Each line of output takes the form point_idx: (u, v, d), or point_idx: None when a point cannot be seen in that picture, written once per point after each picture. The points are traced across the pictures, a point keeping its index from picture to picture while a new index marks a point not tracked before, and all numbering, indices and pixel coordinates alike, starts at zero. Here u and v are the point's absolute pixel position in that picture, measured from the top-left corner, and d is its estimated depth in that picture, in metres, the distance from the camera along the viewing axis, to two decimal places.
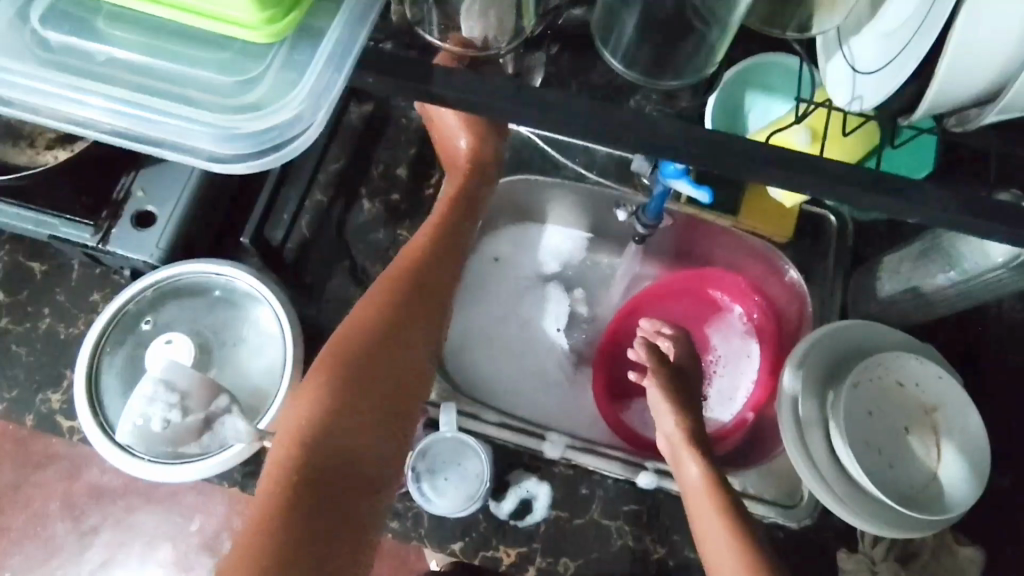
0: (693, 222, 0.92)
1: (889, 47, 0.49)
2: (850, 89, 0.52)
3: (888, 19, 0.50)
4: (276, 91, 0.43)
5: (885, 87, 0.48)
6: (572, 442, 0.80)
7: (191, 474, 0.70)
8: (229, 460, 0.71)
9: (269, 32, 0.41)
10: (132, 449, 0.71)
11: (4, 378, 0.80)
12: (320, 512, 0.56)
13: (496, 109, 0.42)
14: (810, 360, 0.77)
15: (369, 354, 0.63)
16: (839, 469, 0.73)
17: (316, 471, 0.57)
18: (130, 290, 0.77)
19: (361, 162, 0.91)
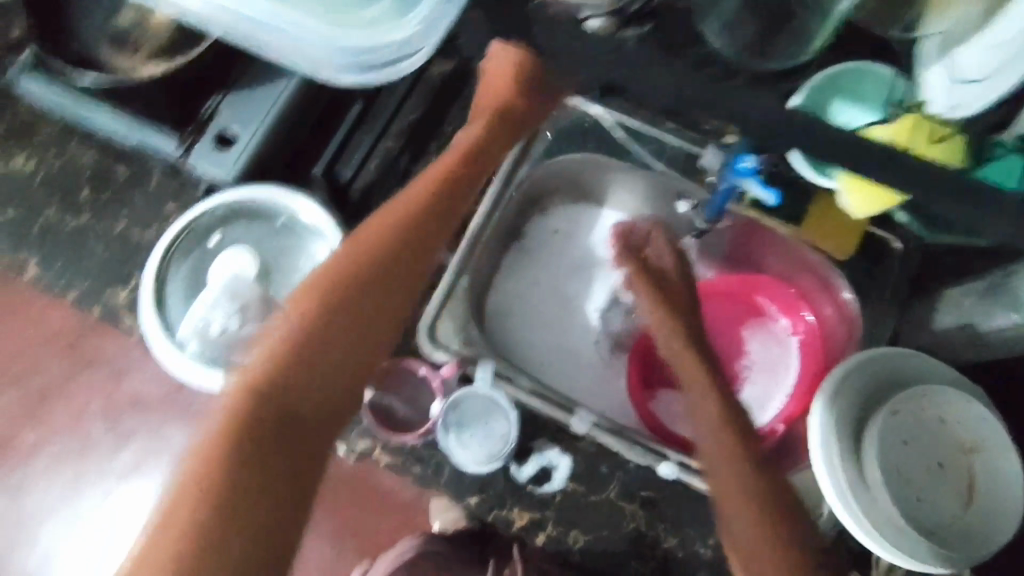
0: (753, 226, 0.91)
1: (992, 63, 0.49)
2: (949, 95, 0.53)
3: (994, 33, 0.48)
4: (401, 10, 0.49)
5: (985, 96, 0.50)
6: (599, 421, 0.80)
7: None
8: None
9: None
10: (187, 350, 0.76)
11: (79, 270, 0.86)
12: (288, 428, 0.63)
13: (592, 66, 0.42)
14: (846, 382, 0.76)
15: (353, 298, 0.68)
16: (867, 494, 0.71)
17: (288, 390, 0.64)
18: (205, 205, 0.81)
19: (436, 116, 0.92)
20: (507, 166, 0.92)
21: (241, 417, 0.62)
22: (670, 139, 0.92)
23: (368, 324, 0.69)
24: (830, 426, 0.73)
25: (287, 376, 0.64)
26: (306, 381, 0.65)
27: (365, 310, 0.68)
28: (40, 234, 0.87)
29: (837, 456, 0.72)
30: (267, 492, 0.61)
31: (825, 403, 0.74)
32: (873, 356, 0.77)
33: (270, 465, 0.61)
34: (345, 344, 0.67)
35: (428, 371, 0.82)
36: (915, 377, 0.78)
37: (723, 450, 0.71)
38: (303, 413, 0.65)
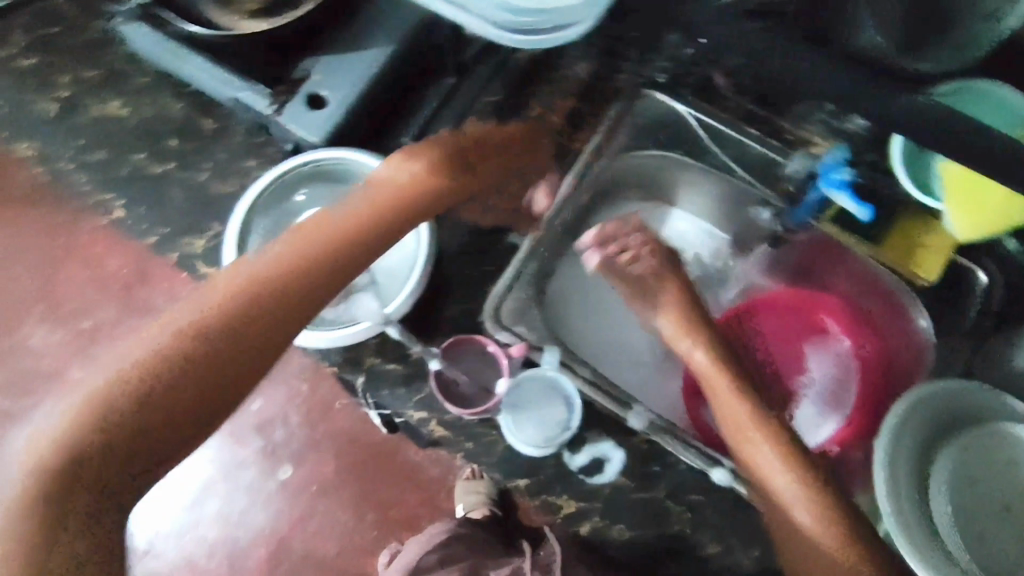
0: (831, 242, 0.88)
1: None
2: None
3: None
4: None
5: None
6: (655, 419, 0.79)
7: (310, 340, 0.77)
8: (347, 337, 0.77)
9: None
10: None
11: (160, 215, 0.88)
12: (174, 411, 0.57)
13: None
14: (914, 415, 0.73)
15: (287, 290, 0.64)
16: (926, 534, 0.69)
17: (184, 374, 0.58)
18: (291, 162, 0.81)
19: (519, 98, 0.91)
20: (587, 153, 0.90)
21: (127, 386, 0.56)
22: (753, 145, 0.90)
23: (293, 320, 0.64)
24: (892, 462, 0.70)
25: (190, 359, 0.59)
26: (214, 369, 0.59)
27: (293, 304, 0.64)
28: (127, 177, 0.90)
29: (897, 495, 0.69)
30: (134, 460, 0.55)
31: (888, 436, 0.71)
32: (933, 394, 0.73)
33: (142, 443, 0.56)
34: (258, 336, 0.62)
35: (494, 349, 0.82)
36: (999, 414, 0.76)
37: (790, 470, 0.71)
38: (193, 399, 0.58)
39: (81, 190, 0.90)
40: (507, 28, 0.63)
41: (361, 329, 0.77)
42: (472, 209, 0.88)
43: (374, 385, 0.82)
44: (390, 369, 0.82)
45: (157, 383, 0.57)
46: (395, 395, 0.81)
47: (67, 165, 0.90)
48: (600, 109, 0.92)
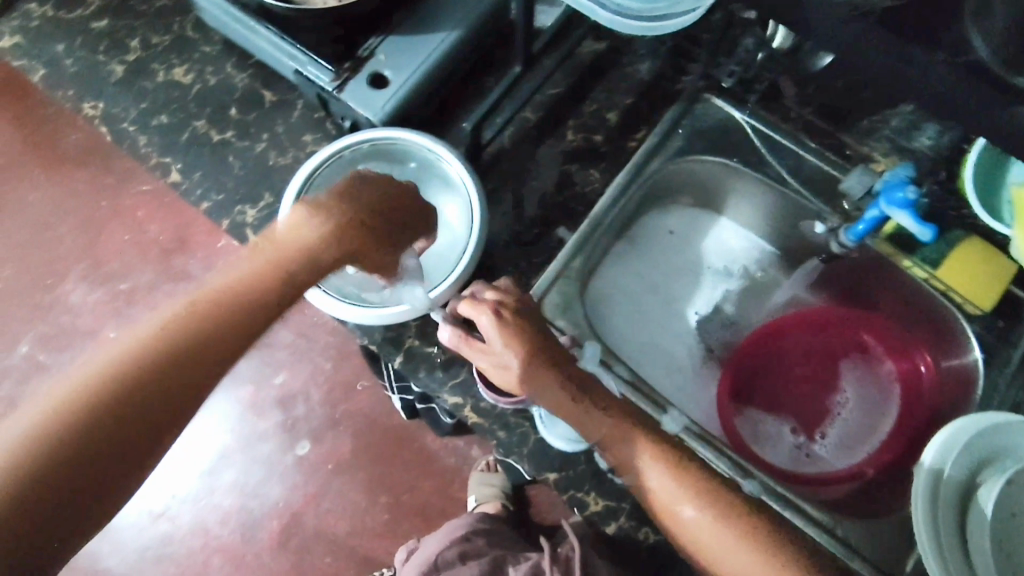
0: (881, 264, 0.88)
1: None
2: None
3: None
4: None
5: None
6: (689, 425, 0.81)
7: (349, 314, 0.78)
8: (384, 316, 0.78)
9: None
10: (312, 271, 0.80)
11: (215, 182, 0.89)
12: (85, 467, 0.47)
13: None
14: (969, 447, 0.72)
15: (247, 307, 0.56)
16: (963, 564, 0.69)
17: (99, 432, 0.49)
18: (351, 138, 0.82)
19: (576, 95, 0.92)
20: (643, 153, 0.90)
21: (67, 411, 0.48)
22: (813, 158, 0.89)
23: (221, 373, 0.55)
24: (939, 487, 0.71)
25: (120, 398, 0.50)
26: (149, 412, 0.51)
27: (225, 344, 0.54)
28: (186, 142, 0.91)
29: (939, 523, 0.70)
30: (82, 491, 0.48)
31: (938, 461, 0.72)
32: (989, 428, 0.73)
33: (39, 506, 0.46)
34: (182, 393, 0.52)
35: None
36: None
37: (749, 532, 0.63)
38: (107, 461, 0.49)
39: (140, 150, 0.91)
40: (614, 11, 0.66)
41: (408, 308, 0.78)
42: (522, 200, 0.88)
43: (412, 366, 0.82)
44: (429, 352, 0.82)
45: (129, 400, 0.51)
46: (433, 378, 0.82)
47: (127, 125, 0.92)
48: (658, 111, 0.92)
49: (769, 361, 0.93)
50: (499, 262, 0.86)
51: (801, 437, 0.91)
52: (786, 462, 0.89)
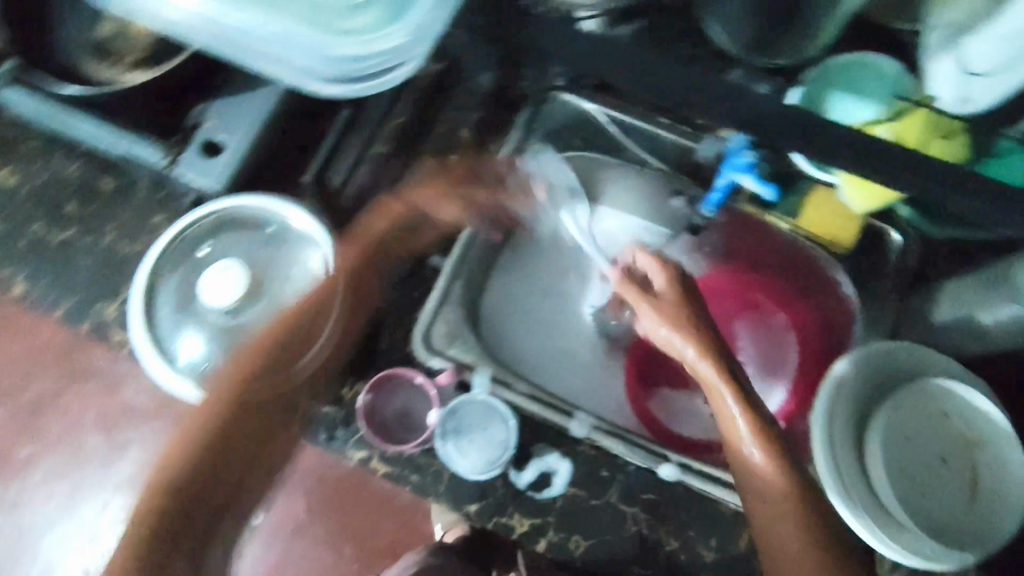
0: (751, 222, 0.91)
1: (1013, 51, 0.57)
2: (958, 89, 0.64)
3: (1001, 24, 0.57)
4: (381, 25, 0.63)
5: (988, 89, 0.61)
6: (598, 424, 0.80)
7: (201, 399, 0.73)
8: (239, 399, 0.73)
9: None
10: (168, 357, 0.74)
11: (65, 285, 0.84)
12: (234, 453, 0.72)
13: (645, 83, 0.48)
14: (854, 376, 0.74)
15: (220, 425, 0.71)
16: (868, 495, 0.71)
17: (225, 429, 0.71)
18: (193, 214, 0.77)
19: (424, 119, 0.92)
20: (504, 160, 0.92)
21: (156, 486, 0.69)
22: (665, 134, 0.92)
23: (275, 378, 0.74)
24: (832, 423, 0.72)
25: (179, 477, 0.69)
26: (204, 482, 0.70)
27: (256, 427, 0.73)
28: (27, 250, 0.85)
29: (838, 459, 0.71)
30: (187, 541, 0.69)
31: (829, 398, 0.73)
32: (871, 356, 0.75)
33: (215, 471, 0.71)
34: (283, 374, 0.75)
35: (426, 380, 0.82)
36: (922, 369, 0.76)
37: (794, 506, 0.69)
38: (236, 431, 0.72)
39: None
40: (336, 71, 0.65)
41: (283, 380, 0.74)
42: None
43: (311, 432, 0.79)
44: (327, 414, 0.79)
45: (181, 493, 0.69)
46: (334, 439, 0.79)
47: None
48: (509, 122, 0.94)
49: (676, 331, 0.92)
50: (381, 306, 0.84)
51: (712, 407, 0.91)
52: (700, 434, 0.89)
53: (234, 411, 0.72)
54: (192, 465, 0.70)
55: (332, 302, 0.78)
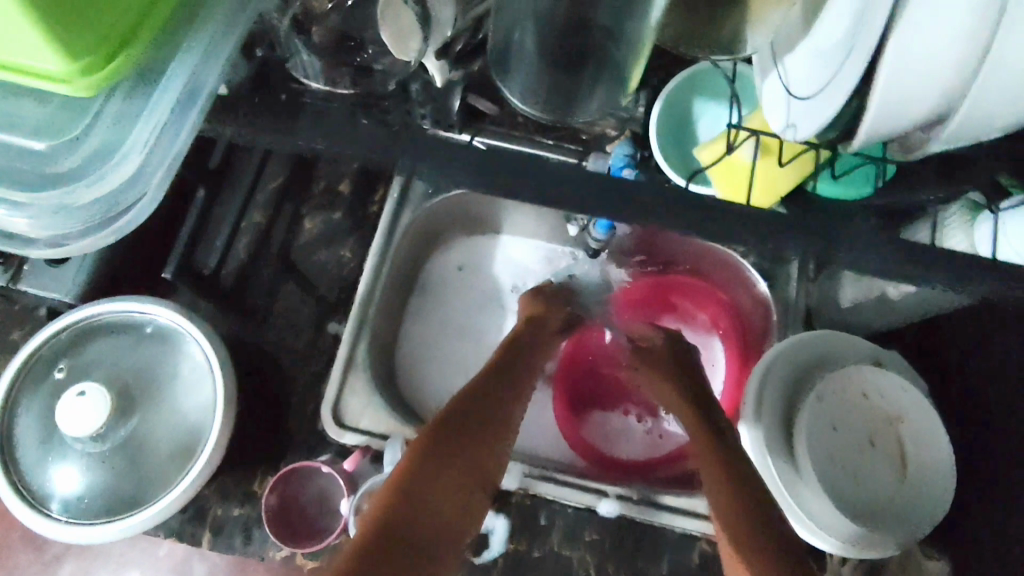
0: (652, 233, 0.87)
1: (828, 66, 0.47)
2: (787, 113, 0.51)
3: (822, 36, 0.48)
4: (96, 162, 0.41)
5: (818, 115, 0.47)
6: (529, 470, 0.76)
7: (88, 536, 0.65)
8: (132, 525, 0.65)
9: (88, 84, 0.36)
10: (41, 501, 0.67)
11: None
12: (464, 481, 0.52)
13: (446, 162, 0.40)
14: (776, 372, 0.71)
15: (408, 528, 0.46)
16: (809, 493, 0.65)
17: (461, 453, 0.54)
18: (44, 332, 0.69)
19: (299, 179, 0.85)
20: (388, 213, 0.83)
21: None
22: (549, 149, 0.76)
23: (500, 420, 0.59)
24: (759, 425, 0.69)
25: None
26: None
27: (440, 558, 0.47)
28: None
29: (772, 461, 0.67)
30: None
31: (753, 400, 0.70)
32: (785, 348, 0.72)
33: (417, 513, 0.48)
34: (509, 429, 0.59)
35: (330, 468, 0.73)
36: (840, 353, 0.72)
37: None
38: (458, 458, 0.53)
39: None
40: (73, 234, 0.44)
41: (167, 503, 0.65)
42: (284, 311, 0.81)
43: (224, 538, 0.73)
44: (237, 515, 0.73)
45: None
46: (251, 541, 0.73)
47: None
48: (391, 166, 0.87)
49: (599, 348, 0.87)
50: (283, 386, 0.79)
51: (648, 422, 0.87)
52: (639, 453, 0.85)
53: (453, 429, 0.55)
54: (423, 510, 0.48)
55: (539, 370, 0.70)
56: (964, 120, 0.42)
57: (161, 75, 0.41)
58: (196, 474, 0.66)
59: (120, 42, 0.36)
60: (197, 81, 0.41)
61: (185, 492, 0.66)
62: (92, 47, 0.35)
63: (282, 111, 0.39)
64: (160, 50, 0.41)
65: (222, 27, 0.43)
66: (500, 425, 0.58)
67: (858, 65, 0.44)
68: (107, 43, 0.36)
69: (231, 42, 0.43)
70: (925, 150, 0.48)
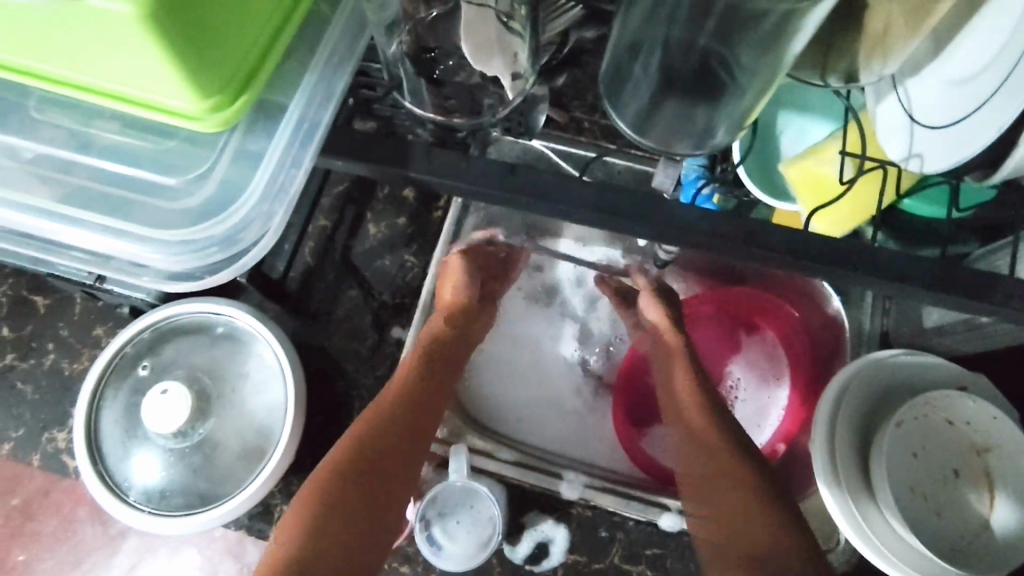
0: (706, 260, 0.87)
1: (973, 98, 0.42)
2: (907, 142, 0.47)
3: (959, 62, 0.44)
4: (214, 201, 0.39)
5: (950, 150, 0.44)
6: (590, 480, 0.77)
7: (171, 528, 0.67)
8: (214, 519, 0.67)
9: (217, 121, 0.35)
10: (123, 491, 0.69)
11: (10, 416, 0.78)
12: (387, 484, 0.63)
13: (546, 193, 0.40)
14: (853, 391, 0.68)
15: (330, 494, 0.59)
16: (880, 515, 0.63)
17: (382, 459, 0.63)
18: (127, 331, 0.72)
19: (364, 183, 0.86)
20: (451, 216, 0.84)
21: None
22: (619, 161, 0.74)
23: (420, 412, 0.67)
24: (832, 447, 0.66)
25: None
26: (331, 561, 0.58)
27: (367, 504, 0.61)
28: None
29: (847, 487, 0.64)
30: None
31: (825, 422, 0.68)
32: (862, 366, 0.69)
33: (350, 510, 0.60)
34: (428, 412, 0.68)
35: None
36: (920, 379, 0.69)
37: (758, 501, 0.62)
38: (381, 463, 0.63)
39: None
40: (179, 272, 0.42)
41: (242, 501, 0.68)
42: (349, 315, 0.83)
43: None
44: None
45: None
46: None
47: None
48: None
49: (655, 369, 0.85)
50: (346, 390, 0.80)
51: None
52: None
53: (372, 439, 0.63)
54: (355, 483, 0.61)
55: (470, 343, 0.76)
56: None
57: (280, 108, 0.39)
58: (269, 477, 0.68)
59: (245, 81, 0.35)
60: (313, 115, 0.40)
61: (259, 491, 0.68)
62: (220, 86, 0.34)
63: (390, 151, 0.40)
64: (280, 83, 0.39)
65: (329, 59, 0.42)
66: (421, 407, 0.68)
67: (1014, 100, 0.39)
68: (234, 78, 0.34)
69: (343, 75, 0.43)
70: None
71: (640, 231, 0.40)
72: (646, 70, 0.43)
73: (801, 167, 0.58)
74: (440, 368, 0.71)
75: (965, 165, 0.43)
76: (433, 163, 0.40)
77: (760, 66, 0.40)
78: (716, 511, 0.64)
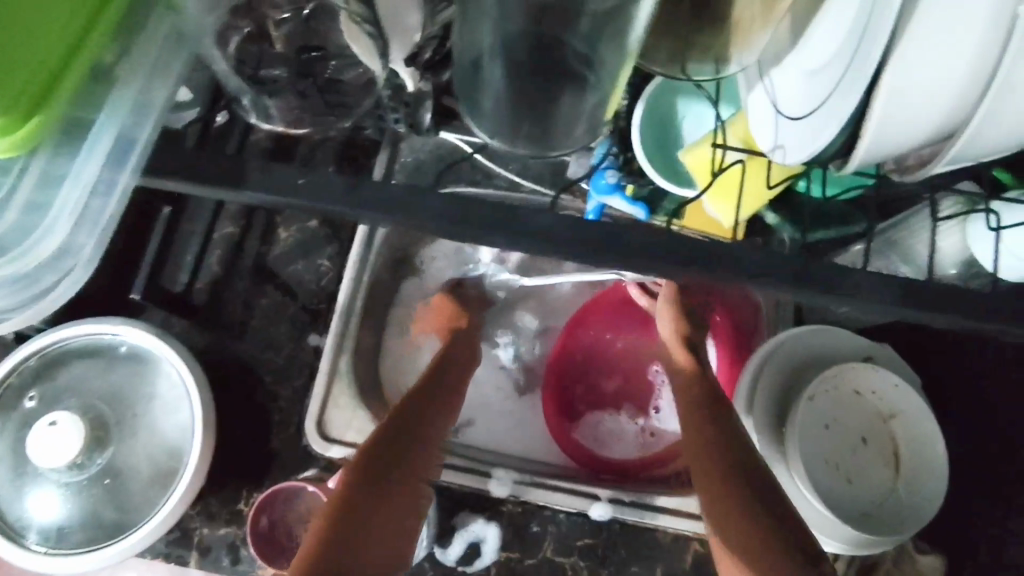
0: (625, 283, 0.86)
1: (824, 89, 0.44)
2: (773, 135, 0.49)
3: (810, 55, 0.45)
4: (24, 230, 0.36)
5: (808, 141, 0.45)
6: (520, 476, 0.77)
7: (77, 567, 0.64)
8: (117, 556, 0.64)
9: (6, 144, 0.32)
10: (15, 533, 0.65)
11: None
12: (421, 453, 0.63)
13: (420, 200, 0.38)
14: (773, 362, 0.69)
15: (379, 465, 0.59)
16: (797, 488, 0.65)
17: (418, 432, 0.64)
18: (11, 359, 0.67)
19: None
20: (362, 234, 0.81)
21: None
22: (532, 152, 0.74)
23: (442, 403, 0.69)
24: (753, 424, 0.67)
25: None
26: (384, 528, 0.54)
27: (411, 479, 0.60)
28: None
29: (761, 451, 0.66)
30: None
31: (746, 395, 0.69)
32: (777, 346, 0.69)
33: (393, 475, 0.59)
34: (449, 403, 0.70)
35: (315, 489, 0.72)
36: (831, 353, 0.70)
37: (748, 492, 0.57)
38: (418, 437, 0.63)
39: None
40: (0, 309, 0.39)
41: (148, 532, 0.64)
42: (262, 324, 0.79)
43: (212, 558, 0.72)
44: (223, 535, 0.73)
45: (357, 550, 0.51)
46: (239, 561, 0.72)
47: None
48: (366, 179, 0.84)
49: (582, 366, 0.86)
50: (263, 403, 0.77)
51: (640, 422, 0.85)
52: (632, 453, 0.84)
53: (395, 433, 0.62)
54: (399, 457, 0.61)
55: (476, 353, 0.79)
56: (970, 140, 0.39)
57: (90, 127, 0.36)
58: (173, 506, 0.65)
59: (43, 97, 0.33)
60: (133, 132, 0.38)
61: (163, 522, 0.65)
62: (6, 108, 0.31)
63: (220, 173, 0.37)
64: (88, 101, 0.36)
65: (148, 77, 0.39)
66: (443, 399, 0.70)
67: (854, 87, 0.40)
68: (22, 99, 0.32)
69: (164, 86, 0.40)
70: (920, 175, 0.45)
71: (521, 231, 0.39)
72: (517, 63, 0.42)
73: (694, 153, 0.58)
74: (458, 369, 0.75)
75: (820, 157, 0.45)
76: (271, 179, 0.38)
77: (608, 39, 0.40)
78: (718, 489, 0.59)
